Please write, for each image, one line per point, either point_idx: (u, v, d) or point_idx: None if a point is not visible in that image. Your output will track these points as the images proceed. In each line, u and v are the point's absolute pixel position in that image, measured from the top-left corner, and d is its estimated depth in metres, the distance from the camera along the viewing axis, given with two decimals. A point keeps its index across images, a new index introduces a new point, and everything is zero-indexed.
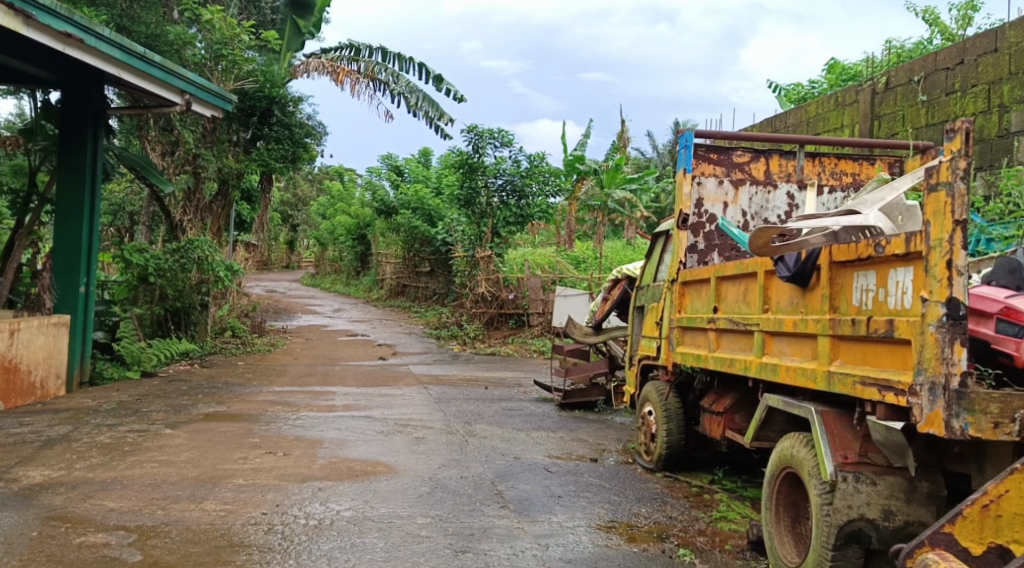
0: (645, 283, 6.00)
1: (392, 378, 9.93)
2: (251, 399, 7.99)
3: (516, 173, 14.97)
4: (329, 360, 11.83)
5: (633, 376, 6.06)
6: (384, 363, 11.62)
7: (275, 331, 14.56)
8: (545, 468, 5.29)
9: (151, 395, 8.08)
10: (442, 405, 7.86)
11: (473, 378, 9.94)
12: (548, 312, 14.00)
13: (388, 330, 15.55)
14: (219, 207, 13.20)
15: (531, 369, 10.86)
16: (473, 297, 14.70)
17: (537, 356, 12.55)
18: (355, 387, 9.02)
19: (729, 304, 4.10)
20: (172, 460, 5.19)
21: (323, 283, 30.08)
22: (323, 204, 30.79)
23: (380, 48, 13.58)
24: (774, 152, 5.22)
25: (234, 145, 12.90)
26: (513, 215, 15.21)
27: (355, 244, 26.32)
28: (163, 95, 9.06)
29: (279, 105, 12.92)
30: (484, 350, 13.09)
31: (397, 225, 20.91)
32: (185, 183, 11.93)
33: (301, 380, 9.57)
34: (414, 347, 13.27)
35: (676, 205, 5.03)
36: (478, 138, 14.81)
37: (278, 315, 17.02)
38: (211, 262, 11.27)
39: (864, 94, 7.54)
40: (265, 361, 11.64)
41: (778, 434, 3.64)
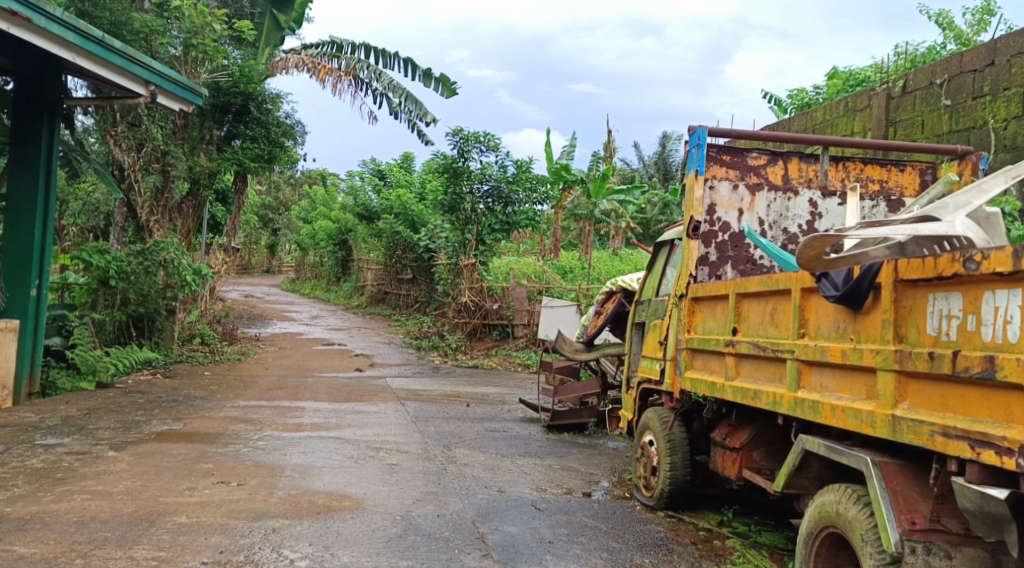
0: (646, 298, 5.45)
1: (367, 393, 9.29)
2: (211, 416, 7.32)
3: (503, 178, 14.42)
4: (302, 371, 11.18)
5: (631, 401, 5.49)
6: (361, 375, 10.98)
7: (246, 338, 13.85)
8: (532, 505, 4.69)
9: (102, 409, 7.39)
10: (420, 426, 7.23)
11: (454, 394, 9.32)
12: (534, 323, 13.41)
13: (366, 339, 14.89)
14: (189, 208, 12.51)
15: (515, 384, 10.26)
16: (455, 307, 14.10)
17: (522, 369, 11.95)
18: (326, 402, 8.38)
19: (752, 325, 3.55)
20: (108, 492, 4.55)
21: (302, 289, 29.30)
22: (304, 207, 30.09)
23: (364, 45, 12.98)
24: (793, 155, 4.70)
25: (206, 143, 12.22)
26: (499, 222, 14.66)
27: (336, 249, 25.64)
28: (126, 85, 8.37)
29: (255, 101, 12.26)
30: (467, 362, 12.47)
31: (378, 231, 20.27)
32: (154, 182, 11.29)
33: (269, 394, 8.91)
34: (393, 358, 12.64)
35: (686, 211, 4.49)
36: (464, 142, 14.23)
37: (252, 321, 16.30)
38: (179, 265, 10.59)
39: (878, 99, 7.04)
40: (233, 371, 10.95)
41: (813, 482, 3.09)
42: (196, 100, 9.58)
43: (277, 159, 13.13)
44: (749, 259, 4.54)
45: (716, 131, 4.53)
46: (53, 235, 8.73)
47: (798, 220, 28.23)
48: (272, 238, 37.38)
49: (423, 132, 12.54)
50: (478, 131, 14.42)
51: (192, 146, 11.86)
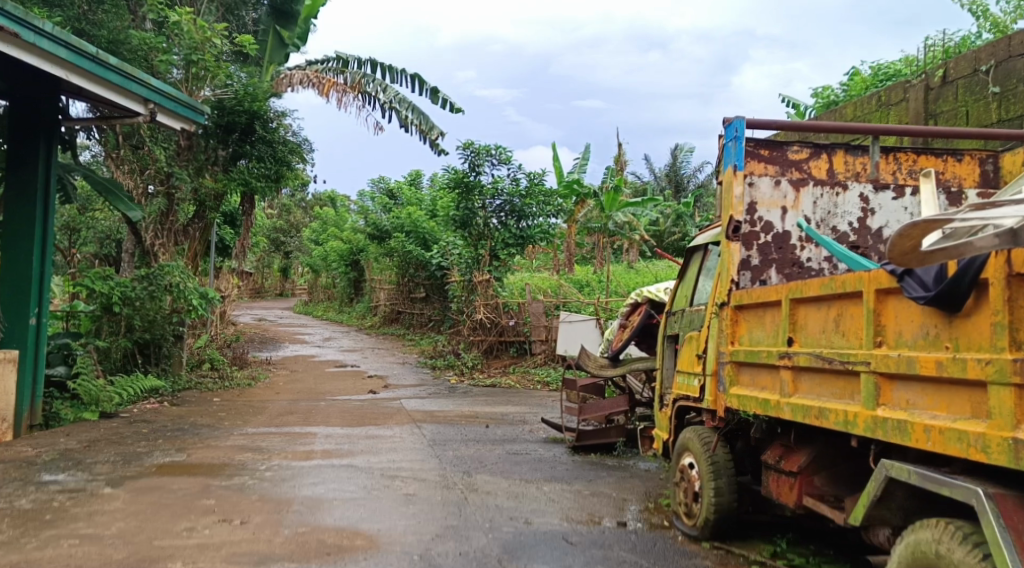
0: (677, 307, 5.06)
1: (382, 417, 8.89)
2: (217, 446, 6.94)
3: (516, 192, 14.07)
4: (313, 395, 10.80)
5: (664, 420, 5.06)
6: (374, 398, 10.58)
7: (257, 362, 13.50)
8: (564, 539, 4.26)
9: (103, 441, 7.03)
10: (437, 451, 6.81)
11: (472, 416, 8.90)
12: (552, 339, 12.98)
13: (380, 360, 14.51)
14: (196, 230, 12.23)
15: (536, 404, 9.82)
16: (470, 324, 13.64)
17: (541, 388, 11.52)
18: (339, 428, 7.98)
19: (813, 334, 3.15)
20: (98, 535, 4.16)
21: (314, 311, 29.01)
22: (315, 229, 29.90)
23: (370, 60, 12.72)
24: (839, 147, 4.30)
25: (211, 163, 11.95)
26: (513, 236, 14.29)
27: (348, 269, 25.36)
28: (124, 104, 8.12)
29: (261, 120, 11.99)
30: (484, 382, 12.05)
31: (390, 250, 19.96)
32: (159, 207, 11.08)
33: (279, 420, 8.53)
34: (407, 379, 12.25)
35: (724, 210, 4.08)
36: (475, 155, 13.92)
37: (264, 345, 15.97)
38: (185, 289, 10.25)
39: (915, 91, 6.62)
40: (243, 397, 10.57)
41: (895, 513, 2.67)
42: (198, 118, 9.29)
43: (284, 179, 12.84)
44: (795, 262, 4.12)
45: (755, 121, 4.15)
46: (52, 261, 8.42)
47: (816, 228, 27.73)
48: (283, 261, 37.22)
49: (434, 145, 12.22)
50: (489, 144, 14.10)
51: (199, 167, 11.68)
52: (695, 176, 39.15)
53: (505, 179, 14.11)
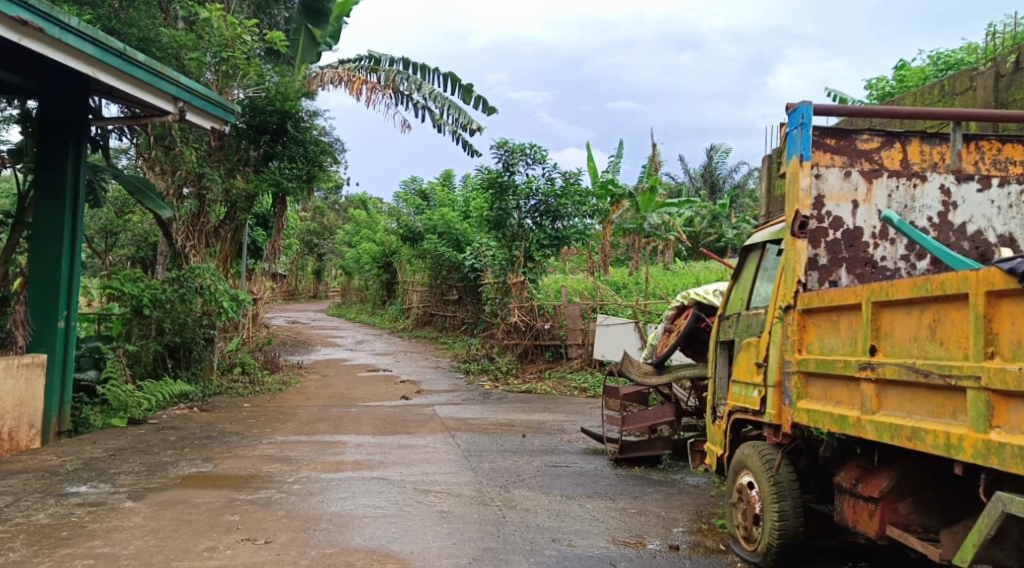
0: (731, 311, 4.69)
1: (414, 424, 8.59)
2: (245, 455, 6.70)
3: (551, 192, 13.72)
4: (345, 401, 10.56)
5: (718, 433, 4.69)
6: (407, 404, 10.31)
7: (289, 366, 13.32)
8: (611, 565, 3.91)
9: (130, 450, 6.83)
10: (472, 462, 6.49)
11: (508, 424, 8.57)
12: (588, 343, 12.60)
13: (412, 363, 14.25)
14: (227, 232, 12.10)
15: (573, 411, 9.46)
16: (504, 328, 13.44)
17: (578, 394, 11.15)
18: (370, 436, 7.70)
19: (900, 343, 2.77)
20: (115, 555, 3.92)
21: (347, 314, 28.91)
22: (348, 231, 29.85)
23: (403, 58, 12.45)
24: (914, 134, 3.86)
25: (242, 165, 11.80)
26: (548, 237, 13.93)
27: (380, 271, 25.21)
28: (154, 103, 7.98)
29: (293, 120, 11.82)
30: (519, 387, 11.70)
31: (422, 252, 19.74)
32: (191, 208, 10.98)
33: (309, 427, 8.28)
34: (441, 384, 11.96)
35: (788, 204, 3.70)
36: (509, 154, 13.61)
37: (296, 348, 15.81)
38: (215, 292, 10.08)
39: (984, 79, 6.15)
40: (273, 403, 10.36)
41: (1011, 553, 2.30)
42: (229, 117, 9.12)
43: (315, 180, 12.66)
44: (868, 261, 3.74)
45: (822, 107, 3.76)
46: (81, 262, 8.28)
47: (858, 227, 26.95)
48: (317, 263, 37.28)
49: (467, 145, 11.92)
50: (523, 143, 13.78)
51: (230, 168, 11.55)
52: (731, 176, 38.45)
53: (539, 179, 13.77)
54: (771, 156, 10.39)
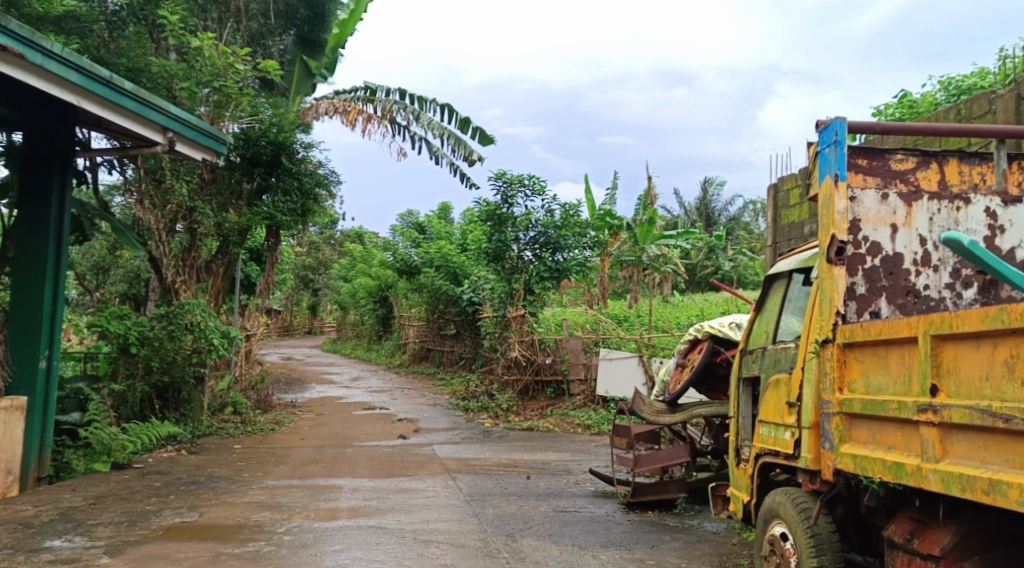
0: (755, 345, 4.38)
1: (413, 465, 8.21)
2: (234, 502, 6.32)
3: (551, 224, 13.47)
4: (340, 440, 10.16)
5: (743, 478, 4.33)
6: (405, 444, 9.92)
7: (282, 404, 12.92)
8: None
9: (111, 497, 6.45)
10: (475, 508, 6.12)
11: (511, 465, 8.19)
12: (591, 378, 12.24)
13: (409, 401, 13.86)
14: (219, 267, 11.79)
15: (578, 451, 9.08)
16: (504, 363, 12.94)
17: (582, 431, 10.77)
18: (367, 479, 7.32)
19: (968, 381, 2.48)
20: None
21: (342, 350, 28.47)
22: (344, 265, 29.57)
23: (399, 89, 12.27)
24: (951, 153, 3.61)
25: (235, 198, 11.54)
26: (548, 270, 13.65)
27: (376, 306, 24.88)
28: (142, 132, 7.71)
29: (287, 152, 11.60)
30: (521, 424, 11.31)
31: (419, 286, 19.43)
32: (181, 242, 10.71)
33: (302, 470, 7.89)
34: (439, 421, 11.57)
35: (822, 228, 3.40)
36: (508, 186, 13.38)
37: (290, 386, 15.41)
38: (205, 329, 9.71)
39: (1005, 101, 5.93)
40: (265, 443, 9.95)
41: None
42: (220, 147, 8.87)
43: (310, 213, 12.40)
44: (910, 290, 3.45)
45: (856, 124, 3.50)
46: (65, 298, 7.95)
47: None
48: (312, 298, 36.94)
49: (465, 177, 11.66)
50: (522, 174, 13.57)
51: (222, 202, 11.30)
52: (726, 208, 38.42)
53: (538, 210, 13.55)
54: (776, 185, 10.15)
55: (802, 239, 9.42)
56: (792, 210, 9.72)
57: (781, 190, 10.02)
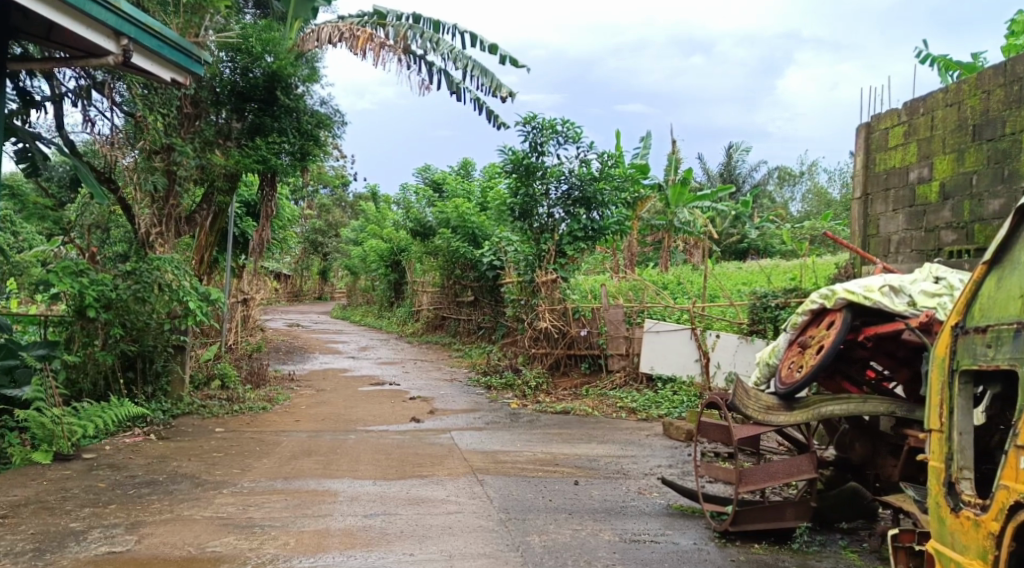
0: (992, 318, 2.72)
1: (428, 462, 6.62)
2: (191, 519, 4.76)
3: (587, 175, 11.68)
4: (343, 423, 8.64)
5: (971, 537, 2.68)
6: (418, 429, 8.38)
7: (278, 377, 11.38)
8: None
9: (32, 508, 4.90)
10: (515, 536, 4.51)
11: (551, 464, 6.57)
12: (633, 353, 10.60)
13: (423, 375, 12.31)
14: (203, 219, 10.20)
15: (629, 445, 7.48)
16: (532, 334, 11.55)
17: (627, 415, 9.21)
18: (370, 483, 5.74)
19: None
20: None
21: (353, 316, 26.92)
22: (354, 227, 27.98)
23: (412, 13, 10.47)
24: None
25: (222, 138, 9.91)
26: (583, 229, 11.96)
27: (388, 271, 23.28)
28: (87, 34, 6.10)
29: (283, 86, 9.95)
30: (553, 406, 9.70)
31: (434, 249, 17.83)
32: (156, 185, 9.01)
33: (290, 467, 6.31)
34: (458, 401, 10.02)
35: None
36: (537, 131, 11.63)
37: (290, 356, 13.87)
38: (181, 290, 8.24)
39: None
40: (252, 426, 8.40)
41: None
42: (193, 66, 7.25)
43: (310, 156, 10.69)
44: None
45: None
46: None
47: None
48: (322, 262, 35.41)
49: (492, 115, 9.90)
50: (555, 119, 11.81)
51: (206, 141, 9.68)
52: (752, 174, 36.46)
53: (572, 160, 11.80)
54: (870, 124, 8.41)
55: (906, 189, 7.67)
56: (889, 152, 8.01)
57: (876, 130, 8.25)
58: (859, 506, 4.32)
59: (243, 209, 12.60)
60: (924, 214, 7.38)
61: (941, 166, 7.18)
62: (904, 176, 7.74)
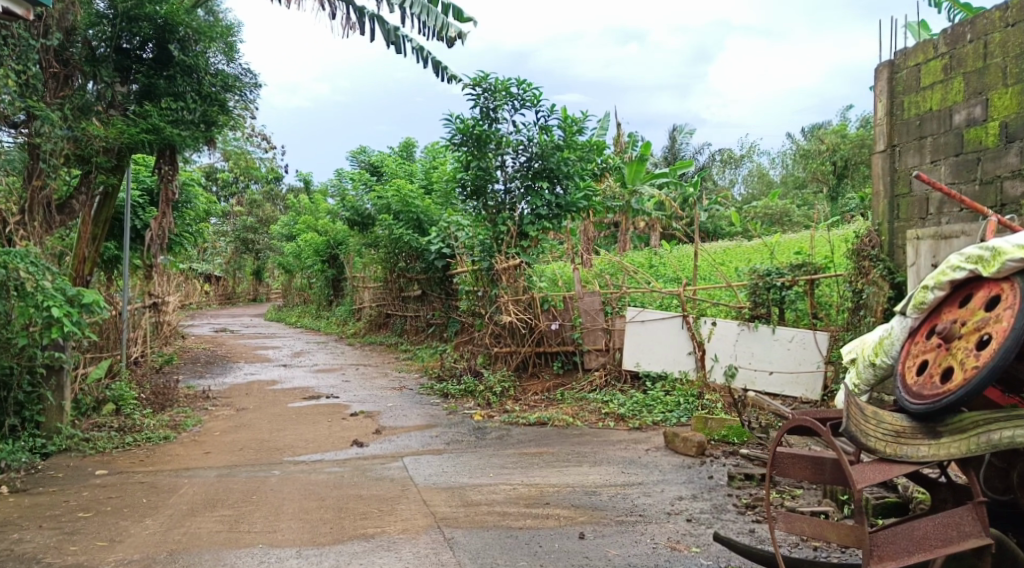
0: None
1: (374, 509, 4.94)
2: None
3: (548, 143, 10.09)
4: (268, 453, 6.89)
5: None
6: (362, 456, 6.69)
7: (190, 395, 9.48)
8: None
9: None
10: None
11: (539, 506, 4.96)
12: (613, 348, 9.04)
13: (367, 383, 10.57)
14: (83, 208, 8.21)
15: (631, 467, 5.94)
16: (493, 330, 9.93)
17: (615, 423, 7.70)
18: (293, 556, 4.06)
19: None
20: None
21: (289, 318, 24.80)
22: (285, 222, 25.83)
23: None
24: None
25: (101, 106, 8.01)
26: (548, 206, 10.39)
27: (325, 267, 21.36)
28: None
29: (175, 41, 8.21)
30: (526, 415, 8.12)
31: (374, 240, 16.06)
32: (20, 164, 7.09)
33: (182, 531, 4.56)
34: (410, 415, 8.34)
35: None
36: (490, 94, 9.98)
37: (209, 367, 11.91)
38: (39, 295, 6.21)
39: None
40: (148, 464, 6.59)
41: None
42: None
43: (215, 126, 8.73)
44: None
45: None
46: None
47: (847, 202, 24.30)
48: (255, 262, 33.04)
49: (440, 69, 8.20)
50: (509, 80, 10.16)
51: (82, 108, 7.76)
52: (698, 156, 35.46)
53: (531, 126, 10.17)
54: (893, 63, 7.02)
55: (951, 134, 6.29)
56: (922, 93, 6.63)
57: (903, 68, 6.87)
58: (1010, 560, 2.98)
59: (143, 197, 10.61)
60: (978, 162, 6.00)
61: (1001, 103, 5.82)
62: (944, 121, 6.38)
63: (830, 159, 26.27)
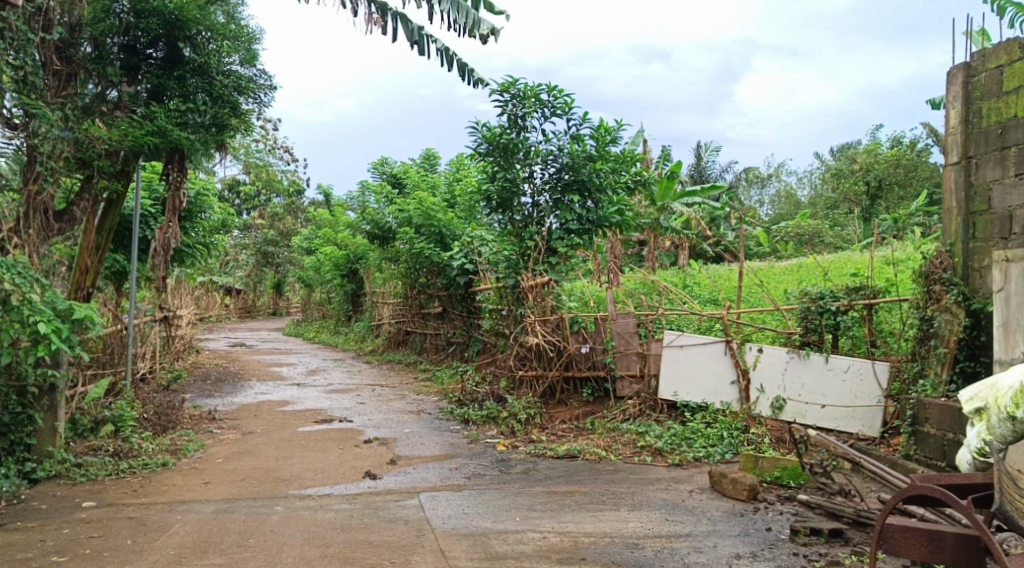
0: None
1: (385, 562, 4.32)
2: None
3: (581, 153, 9.47)
4: (273, 484, 6.29)
5: None
6: (375, 490, 6.08)
7: (196, 416, 8.91)
8: None
9: None
10: None
11: (574, 562, 4.31)
12: (648, 374, 8.35)
13: (383, 405, 9.96)
14: (84, 216, 7.71)
15: (675, 513, 5.27)
16: (517, 352, 9.24)
17: (654, 459, 7.05)
18: None
19: None
20: None
21: (306, 333, 24.30)
22: (305, 236, 25.42)
23: None
24: None
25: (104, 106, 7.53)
26: (578, 221, 9.79)
27: (344, 282, 20.87)
28: None
29: (187, 38, 7.71)
30: (554, 446, 7.47)
31: (394, 255, 15.53)
32: None
33: None
34: (429, 443, 7.73)
35: None
36: (519, 101, 9.41)
37: (220, 385, 11.34)
38: (26, 309, 5.66)
39: None
40: (141, 494, 6.01)
41: None
42: None
43: (227, 129, 8.23)
44: None
45: None
46: None
47: (880, 224, 23.41)
48: (275, 277, 32.69)
49: (466, 72, 7.65)
50: (540, 87, 9.58)
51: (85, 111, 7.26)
52: (725, 175, 34.68)
53: (562, 136, 9.59)
54: (970, 65, 6.36)
55: None
56: (1006, 99, 5.98)
57: (981, 71, 6.23)
58: None
59: (155, 206, 10.13)
60: None
61: None
62: None
63: (863, 179, 25.36)
